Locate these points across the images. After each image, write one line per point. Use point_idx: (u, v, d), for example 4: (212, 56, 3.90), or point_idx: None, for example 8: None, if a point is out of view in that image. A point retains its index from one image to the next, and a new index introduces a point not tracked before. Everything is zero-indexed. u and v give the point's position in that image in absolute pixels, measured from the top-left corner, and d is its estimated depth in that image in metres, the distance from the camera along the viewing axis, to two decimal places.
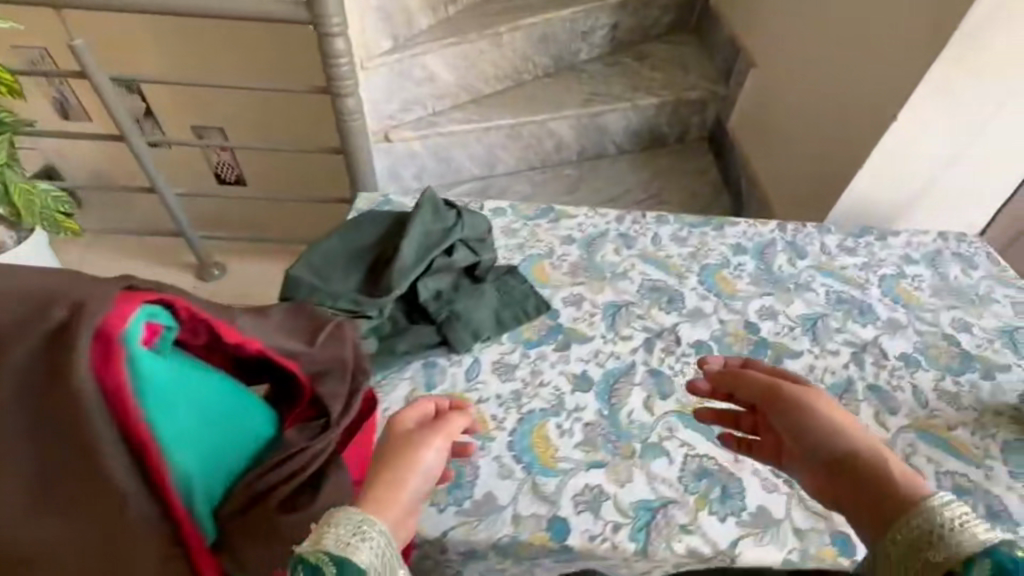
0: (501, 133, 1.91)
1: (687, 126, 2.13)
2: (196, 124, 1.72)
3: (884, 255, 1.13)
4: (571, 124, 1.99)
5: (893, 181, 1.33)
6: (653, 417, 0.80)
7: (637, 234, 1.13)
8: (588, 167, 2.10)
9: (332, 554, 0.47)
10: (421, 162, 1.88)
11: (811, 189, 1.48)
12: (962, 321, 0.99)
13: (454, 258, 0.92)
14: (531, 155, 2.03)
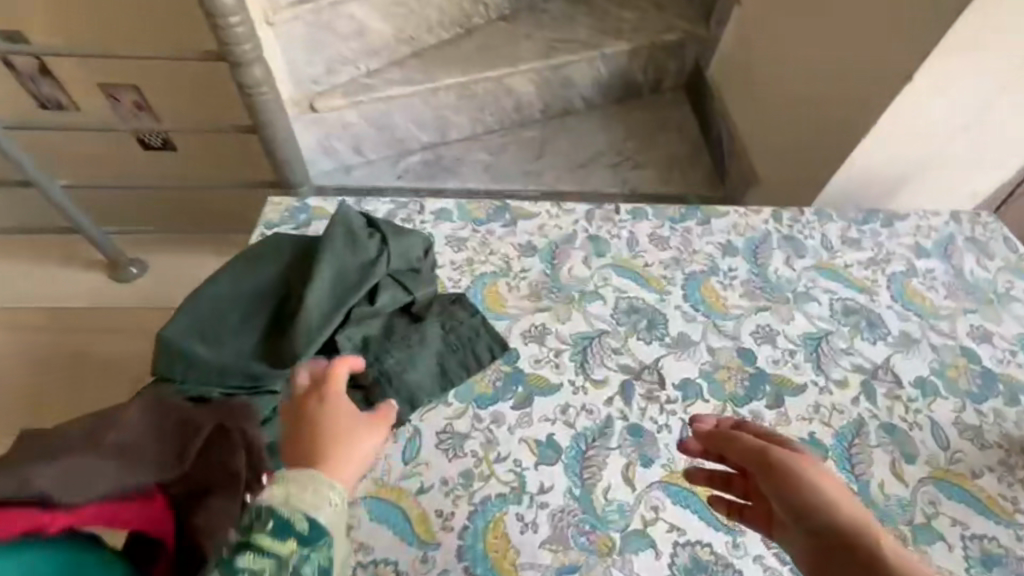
0: (452, 93, 1.64)
1: (663, 74, 1.88)
2: (108, 87, 1.42)
3: (891, 247, 0.97)
4: (533, 79, 1.73)
5: (897, 151, 1.17)
6: (634, 492, 0.66)
7: (609, 236, 0.94)
8: (555, 127, 1.85)
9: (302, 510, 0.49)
10: (358, 133, 1.60)
11: (809, 158, 1.31)
12: (978, 329, 0.86)
13: (379, 301, 0.73)
14: (488, 116, 1.76)
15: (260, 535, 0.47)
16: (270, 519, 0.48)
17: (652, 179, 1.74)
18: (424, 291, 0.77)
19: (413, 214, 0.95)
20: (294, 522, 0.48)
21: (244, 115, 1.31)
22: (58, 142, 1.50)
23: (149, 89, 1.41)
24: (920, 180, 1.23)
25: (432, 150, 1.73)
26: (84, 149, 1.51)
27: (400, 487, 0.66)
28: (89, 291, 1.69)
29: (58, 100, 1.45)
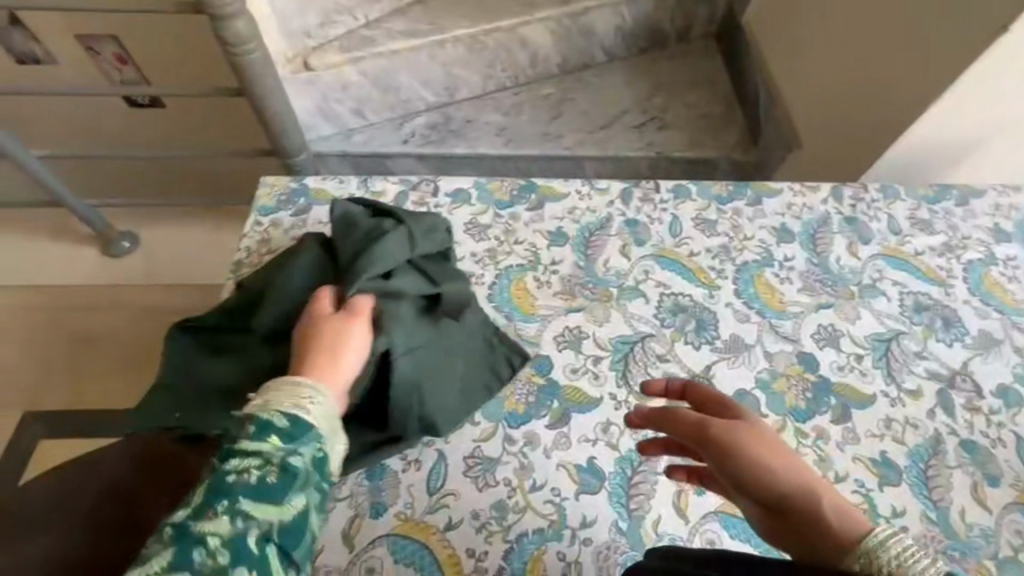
0: (460, 46, 1.48)
1: (692, 22, 1.71)
2: (85, 37, 1.25)
3: (966, 230, 0.86)
4: (550, 28, 1.57)
5: (972, 118, 1.03)
6: (687, 526, 0.59)
7: (649, 220, 0.84)
8: (573, 82, 1.69)
9: (283, 407, 0.49)
10: (360, 95, 1.45)
11: (863, 128, 1.17)
12: None
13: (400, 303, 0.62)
14: (500, 72, 1.60)
15: (245, 433, 0.46)
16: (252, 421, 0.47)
17: (682, 142, 1.58)
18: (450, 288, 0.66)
19: (426, 196, 0.84)
20: (275, 419, 0.48)
21: (231, 77, 1.17)
22: (34, 106, 1.37)
23: (122, 49, 1.26)
24: (992, 150, 1.10)
25: (440, 111, 1.58)
26: (63, 116, 1.38)
27: (424, 522, 0.59)
28: (81, 269, 1.59)
29: (34, 53, 1.28)
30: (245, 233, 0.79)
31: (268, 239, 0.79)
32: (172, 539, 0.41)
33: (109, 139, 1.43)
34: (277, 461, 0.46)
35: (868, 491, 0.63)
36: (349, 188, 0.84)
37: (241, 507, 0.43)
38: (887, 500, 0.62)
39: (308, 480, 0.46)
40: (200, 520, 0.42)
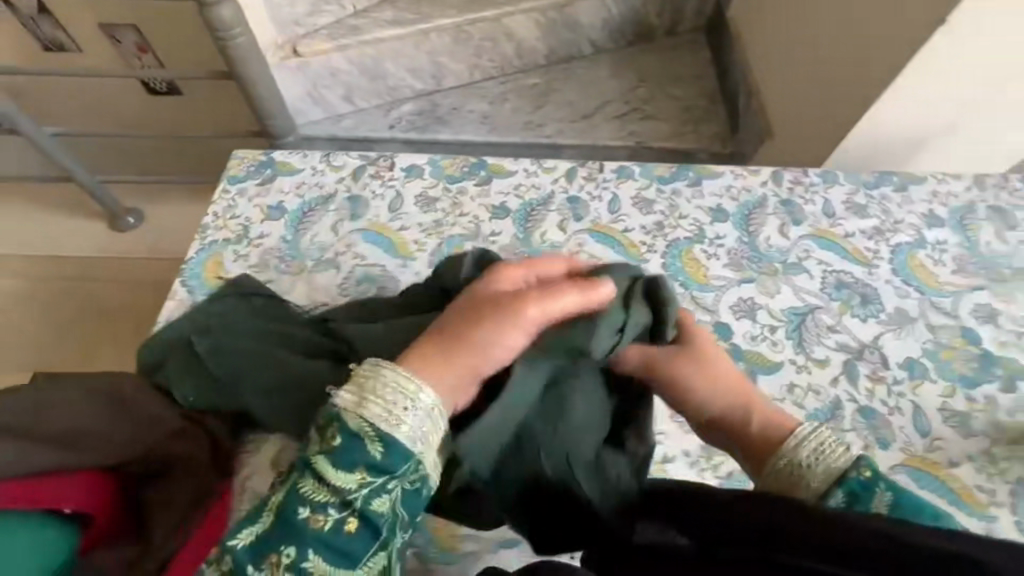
0: (445, 36, 1.54)
1: (679, 16, 1.74)
2: (106, 25, 1.34)
3: (899, 215, 0.89)
4: (535, 20, 1.61)
5: (927, 114, 1.01)
6: None
7: (590, 198, 0.89)
8: (559, 72, 1.72)
9: (379, 428, 0.50)
10: (348, 81, 1.52)
11: (826, 130, 1.14)
12: (980, 308, 0.80)
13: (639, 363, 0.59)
14: (486, 62, 1.65)
15: (327, 460, 0.49)
16: (339, 436, 0.50)
17: (663, 132, 1.61)
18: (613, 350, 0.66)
19: (382, 171, 0.90)
20: (364, 444, 0.49)
21: (221, 61, 1.26)
22: (45, 87, 1.47)
23: (123, 34, 1.35)
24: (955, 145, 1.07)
25: (427, 98, 1.64)
26: (83, 97, 1.48)
27: None
28: (89, 240, 1.70)
29: (58, 41, 1.38)
30: (213, 199, 0.87)
31: (234, 205, 0.86)
32: (238, 559, 0.48)
33: (119, 120, 1.53)
34: (352, 510, 0.49)
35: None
36: (312, 162, 0.91)
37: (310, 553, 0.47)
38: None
39: (379, 534, 0.49)
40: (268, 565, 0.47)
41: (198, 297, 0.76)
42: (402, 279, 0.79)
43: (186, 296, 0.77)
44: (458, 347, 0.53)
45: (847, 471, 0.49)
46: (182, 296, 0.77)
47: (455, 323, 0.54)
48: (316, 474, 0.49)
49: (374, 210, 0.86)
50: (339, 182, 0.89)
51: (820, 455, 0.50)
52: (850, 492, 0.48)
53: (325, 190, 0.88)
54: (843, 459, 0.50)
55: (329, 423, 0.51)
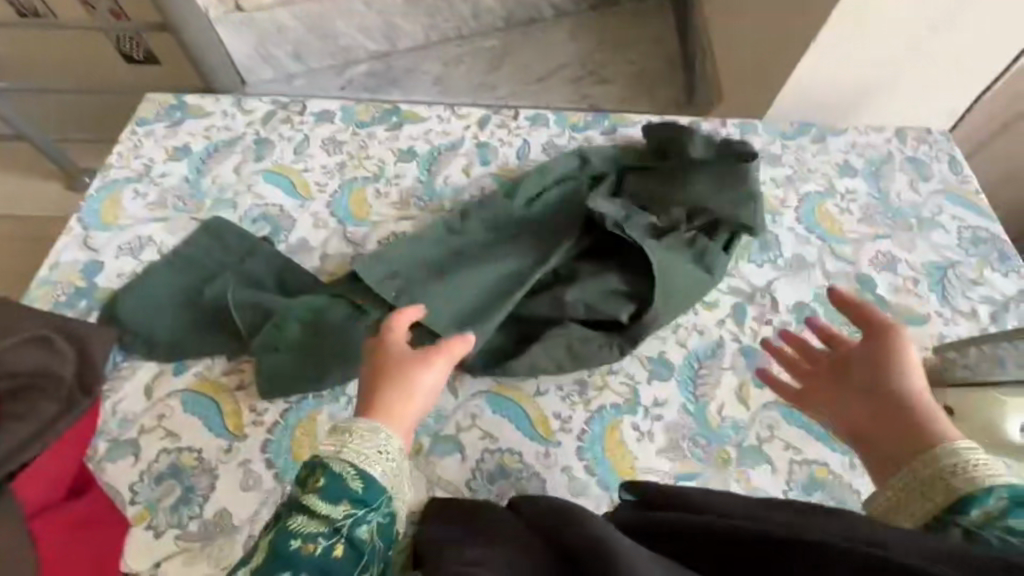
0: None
1: None
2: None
3: (813, 165, 0.88)
4: None
5: (854, 66, 0.93)
6: (457, 399, 0.65)
7: (500, 143, 0.88)
8: (517, 36, 1.66)
9: (361, 469, 0.49)
10: (296, 38, 1.48)
11: (751, 83, 1.07)
12: (881, 255, 0.79)
13: (610, 211, 0.70)
14: (441, 23, 1.60)
15: (313, 497, 0.47)
16: (322, 475, 0.48)
17: (616, 96, 1.57)
18: (589, 274, 0.69)
19: (292, 115, 0.89)
20: (347, 481, 0.48)
21: (157, 13, 1.28)
22: None
23: None
24: (891, 99, 0.99)
25: (379, 59, 1.60)
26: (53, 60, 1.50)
27: (218, 382, 0.66)
28: (41, 199, 1.70)
29: (34, 7, 1.41)
30: (120, 140, 0.86)
31: (139, 146, 0.86)
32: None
33: (78, 74, 1.52)
34: (341, 535, 0.46)
35: (636, 383, 0.67)
36: (222, 105, 0.90)
37: None
38: (651, 392, 0.66)
39: (368, 558, 0.47)
40: None
41: (92, 232, 0.77)
42: (298, 218, 0.79)
43: (81, 231, 0.77)
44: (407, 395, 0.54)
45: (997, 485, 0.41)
46: (77, 231, 0.77)
47: (392, 378, 0.54)
48: (304, 510, 0.46)
49: (280, 151, 0.85)
50: (248, 125, 0.88)
51: (967, 470, 0.43)
52: (1001, 506, 0.40)
53: (233, 133, 0.87)
54: (987, 475, 0.42)
55: (310, 471, 0.49)
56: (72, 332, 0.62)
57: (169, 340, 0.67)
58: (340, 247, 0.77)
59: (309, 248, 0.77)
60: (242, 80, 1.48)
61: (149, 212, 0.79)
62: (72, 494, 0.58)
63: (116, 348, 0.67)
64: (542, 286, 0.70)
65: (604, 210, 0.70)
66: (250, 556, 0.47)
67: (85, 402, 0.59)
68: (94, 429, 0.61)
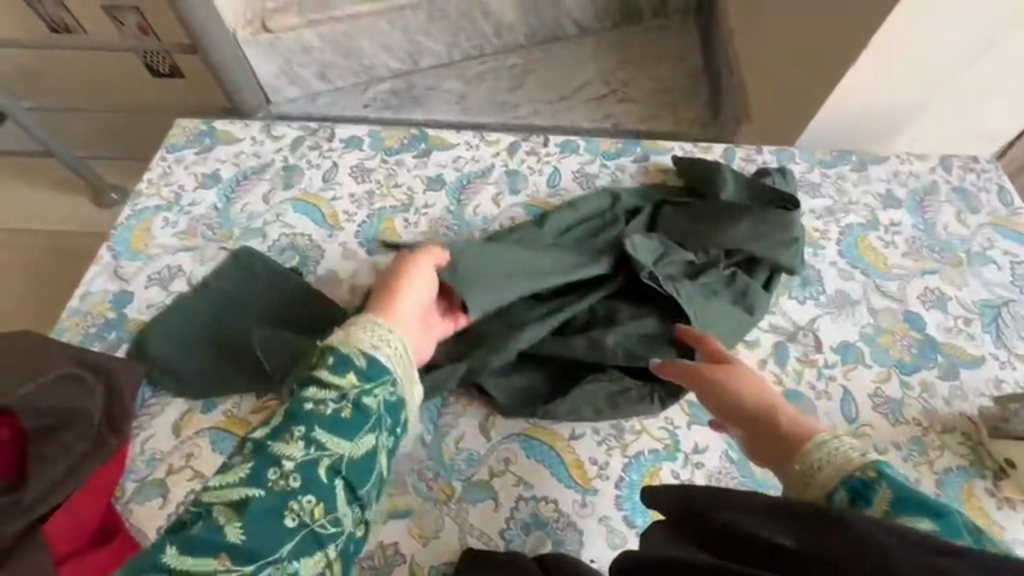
0: (420, 12, 1.47)
1: None
2: (108, 7, 1.34)
3: (855, 195, 0.84)
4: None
5: (894, 93, 0.91)
6: (490, 443, 0.63)
7: (530, 171, 0.86)
8: (540, 54, 1.63)
9: (364, 348, 0.56)
10: (320, 58, 1.46)
11: (785, 109, 1.05)
12: (929, 293, 0.76)
13: (647, 250, 0.68)
14: (463, 41, 1.57)
15: (324, 371, 0.54)
16: (331, 356, 0.55)
17: (637, 116, 1.52)
18: (627, 315, 0.66)
19: (321, 142, 0.89)
20: (353, 359, 0.55)
21: (186, 34, 1.29)
22: (30, 62, 1.50)
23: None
24: (932, 122, 0.95)
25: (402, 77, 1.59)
26: (83, 78, 1.52)
27: (247, 420, 0.64)
28: (63, 213, 1.70)
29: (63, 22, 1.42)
30: (150, 166, 0.86)
31: (169, 173, 0.86)
32: (252, 453, 0.51)
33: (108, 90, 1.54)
34: (348, 401, 0.53)
35: (675, 428, 0.64)
36: (252, 131, 0.90)
37: (316, 435, 0.52)
38: (692, 438, 0.64)
39: (372, 425, 0.54)
40: (279, 440, 0.51)
41: (122, 261, 0.77)
42: (327, 249, 0.78)
43: (111, 260, 0.77)
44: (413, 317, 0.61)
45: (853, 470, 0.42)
46: (107, 261, 0.77)
47: (404, 296, 0.61)
48: (316, 379, 0.54)
49: (308, 179, 0.85)
50: (277, 152, 0.88)
51: (831, 463, 0.43)
52: (847, 505, 0.41)
53: (262, 160, 0.87)
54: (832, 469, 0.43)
55: (319, 354, 0.56)
56: (100, 370, 0.62)
57: (200, 378, 0.66)
58: (370, 279, 0.76)
59: (338, 279, 0.76)
60: (267, 100, 1.48)
61: (178, 241, 0.79)
62: (98, 539, 0.58)
63: (144, 382, 0.66)
64: (577, 327, 0.67)
65: (641, 245, 0.68)
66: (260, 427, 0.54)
67: (114, 442, 0.59)
68: (122, 472, 0.60)
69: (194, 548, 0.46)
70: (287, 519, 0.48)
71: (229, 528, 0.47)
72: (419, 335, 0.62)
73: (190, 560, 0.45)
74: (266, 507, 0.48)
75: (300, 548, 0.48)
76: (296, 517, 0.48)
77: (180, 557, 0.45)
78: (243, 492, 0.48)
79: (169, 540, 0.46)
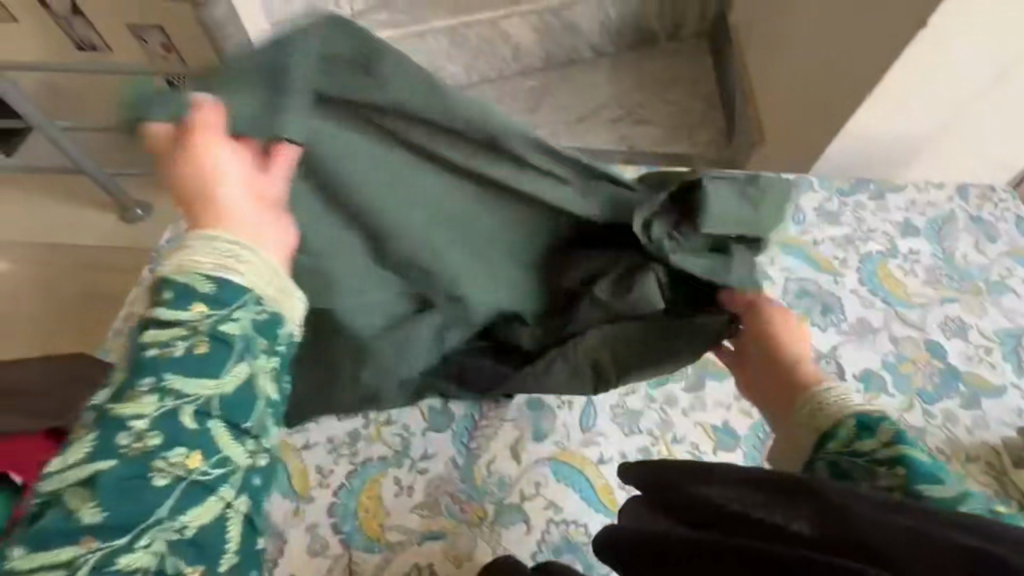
0: (440, 39, 1.40)
1: (683, 19, 1.48)
2: (134, 26, 1.39)
3: (874, 224, 0.86)
4: (534, 23, 1.42)
5: (911, 123, 0.93)
6: (520, 467, 0.65)
7: None
8: (560, 79, 1.50)
9: (208, 273, 0.42)
10: None
11: (799, 136, 1.07)
12: (950, 321, 0.77)
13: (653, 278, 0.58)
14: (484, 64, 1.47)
15: (158, 307, 0.41)
16: (167, 287, 0.42)
17: None
18: None
19: None
20: (196, 286, 0.42)
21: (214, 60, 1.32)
22: (63, 84, 1.55)
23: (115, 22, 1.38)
24: (948, 148, 0.97)
25: None
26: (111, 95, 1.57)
27: (285, 441, 0.66)
28: (89, 228, 1.74)
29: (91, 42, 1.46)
30: None
31: None
32: (97, 421, 0.40)
33: None
34: (201, 332, 0.41)
35: (700, 453, 0.66)
36: None
37: (173, 385, 0.40)
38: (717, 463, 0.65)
39: (242, 350, 0.42)
40: (123, 401, 0.40)
41: None
42: None
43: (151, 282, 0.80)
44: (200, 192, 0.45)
45: (866, 411, 0.46)
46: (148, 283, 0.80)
47: (175, 162, 0.45)
48: (152, 319, 0.41)
49: None
50: None
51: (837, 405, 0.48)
52: (851, 433, 0.45)
53: None
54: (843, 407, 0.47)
55: (154, 289, 0.43)
56: None
57: None
58: None
59: None
60: None
61: None
62: None
63: None
64: None
65: (656, 282, 0.58)
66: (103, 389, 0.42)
67: None
68: None
69: (44, 542, 0.36)
70: (157, 481, 0.39)
71: (83, 511, 0.37)
72: (227, 212, 0.45)
73: (44, 557, 0.36)
74: (122, 478, 0.38)
75: (188, 503, 0.39)
76: (167, 475, 0.39)
77: (30, 558, 0.36)
78: (92, 470, 0.38)
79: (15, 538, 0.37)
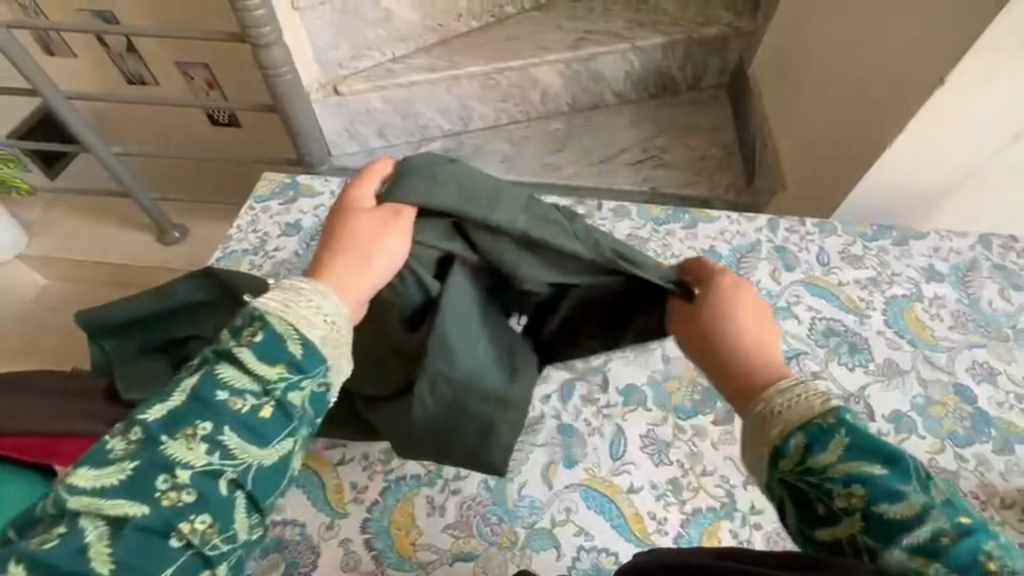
0: (474, 82, 1.45)
1: (701, 69, 1.53)
2: (182, 63, 1.50)
3: (898, 268, 0.88)
4: (561, 71, 1.47)
5: (932, 170, 0.96)
6: (552, 488, 0.66)
7: None
8: (582, 122, 1.55)
9: (297, 330, 0.48)
10: (382, 120, 1.47)
11: (823, 178, 1.11)
12: (980, 366, 0.78)
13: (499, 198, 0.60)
14: (513, 107, 1.52)
15: (246, 350, 0.46)
16: (260, 332, 0.47)
17: None
18: None
19: None
20: (285, 344, 0.48)
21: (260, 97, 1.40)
22: (120, 114, 1.66)
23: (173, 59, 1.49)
24: (970, 197, 0.99)
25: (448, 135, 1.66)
26: (158, 125, 1.67)
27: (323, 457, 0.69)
28: (128, 248, 1.81)
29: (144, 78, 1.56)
30: (239, 215, 0.95)
31: (256, 221, 0.94)
32: (139, 445, 0.43)
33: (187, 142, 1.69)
34: (271, 398, 0.46)
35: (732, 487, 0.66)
36: (331, 185, 0.97)
37: (222, 436, 0.44)
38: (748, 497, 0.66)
39: (297, 427, 0.47)
40: (176, 438, 0.44)
41: None
42: None
43: None
44: (363, 265, 0.55)
45: (821, 417, 0.43)
46: None
47: (328, 244, 0.56)
48: (233, 361, 0.46)
49: None
50: None
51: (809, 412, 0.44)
52: (801, 446, 0.42)
53: None
54: (799, 416, 0.44)
55: (246, 323, 0.48)
56: None
57: None
58: None
59: None
60: None
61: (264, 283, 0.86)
62: None
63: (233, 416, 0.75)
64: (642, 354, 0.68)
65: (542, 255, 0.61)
66: (152, 401, 0.46)
67: None
68: None
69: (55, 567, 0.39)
70: (174, 540, 0.42)
71: (96, 543, 0.40)
72: (359, 280, 0.54)
73: None
74: (145, 527, 0.41)
75: (183, 571, 0.42)
76: (184, 537, 0.42)
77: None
78: (121, 506, 0.41)
79: (24, 547, 0.40)
